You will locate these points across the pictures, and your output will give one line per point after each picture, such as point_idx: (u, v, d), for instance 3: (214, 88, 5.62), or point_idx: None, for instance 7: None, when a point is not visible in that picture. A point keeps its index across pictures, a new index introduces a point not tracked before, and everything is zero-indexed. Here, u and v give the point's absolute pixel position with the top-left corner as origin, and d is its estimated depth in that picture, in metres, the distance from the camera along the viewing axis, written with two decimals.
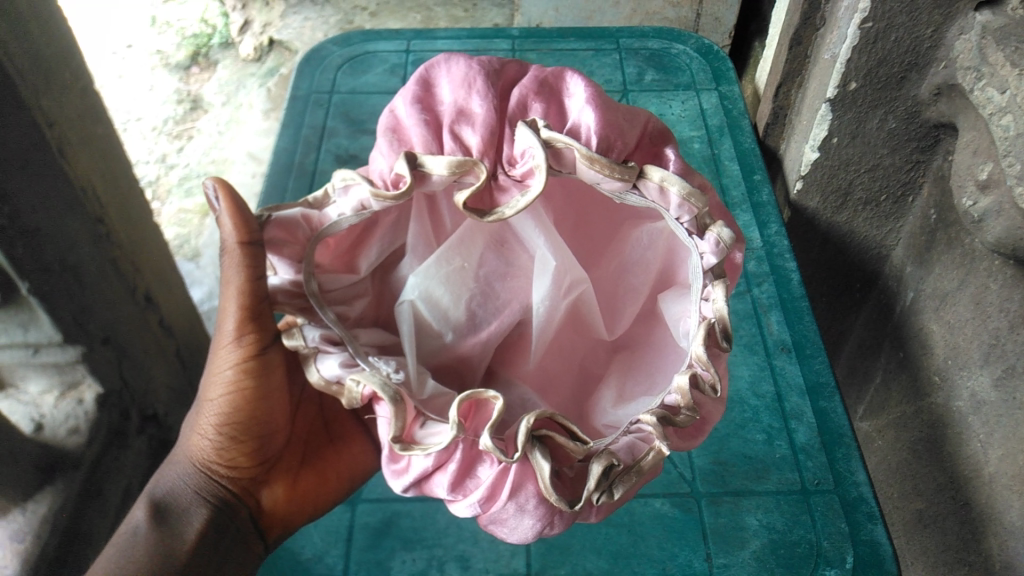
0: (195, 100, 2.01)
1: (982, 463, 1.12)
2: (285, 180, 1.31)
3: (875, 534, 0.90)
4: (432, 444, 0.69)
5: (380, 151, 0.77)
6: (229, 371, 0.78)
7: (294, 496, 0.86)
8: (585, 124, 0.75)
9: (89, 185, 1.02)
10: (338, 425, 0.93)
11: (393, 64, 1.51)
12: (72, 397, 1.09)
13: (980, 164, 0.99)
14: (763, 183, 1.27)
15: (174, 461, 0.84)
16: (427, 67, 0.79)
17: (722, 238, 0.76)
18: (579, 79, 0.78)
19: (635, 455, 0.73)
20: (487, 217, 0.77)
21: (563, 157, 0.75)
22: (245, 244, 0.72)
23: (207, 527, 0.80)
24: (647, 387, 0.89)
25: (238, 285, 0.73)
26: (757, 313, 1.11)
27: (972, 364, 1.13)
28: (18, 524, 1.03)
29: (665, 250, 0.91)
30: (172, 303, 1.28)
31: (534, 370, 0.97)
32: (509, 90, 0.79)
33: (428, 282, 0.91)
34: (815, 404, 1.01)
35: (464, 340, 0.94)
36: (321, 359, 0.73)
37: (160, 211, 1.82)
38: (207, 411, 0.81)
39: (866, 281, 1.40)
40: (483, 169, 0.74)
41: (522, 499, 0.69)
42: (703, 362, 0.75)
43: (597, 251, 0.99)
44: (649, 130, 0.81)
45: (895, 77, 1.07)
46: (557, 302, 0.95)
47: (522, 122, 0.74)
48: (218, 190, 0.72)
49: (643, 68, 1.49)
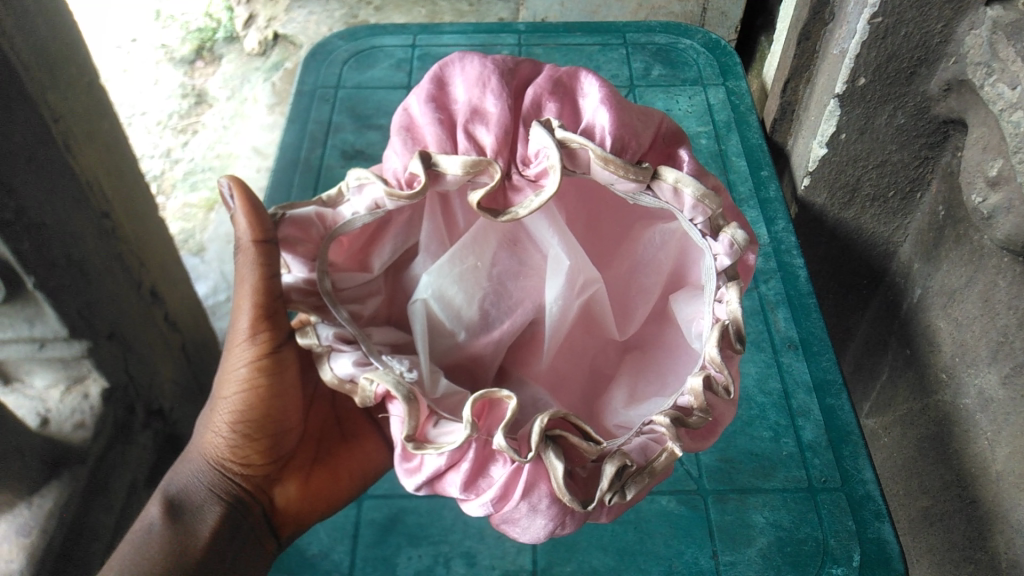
0: (200, 94, 2.01)
1: (989, 461, 1.12)
2: (290, 175, 1.31)
3: (883, 532, 0.89)
4: (446, 443, 0.69)
5: (394, 150, 0.77)
6: (244, 369, 0.78)
7: (307, 494, 0.86)
8: (600, 124, 0.75)
9: (93, 179, 1.01)
10: (350, 423, 0.92)
11: (399, 59, 1.51)
12: (78, 391, 1.09)
13: (990, 161, 0.98)
14: (770, 179, 1.26)
15: (188, 458, 0.84)
16: (441, 65, 0.78)
17: (736, 240, 0.76)
18: (593, 79, 0.78)
19: (648, 455, 0.73)
20: (500, 216, 0.77)
21: (578, 157, 0.74)
22: (261, 242, 0.72)
23: (220, 524, 0.80)
24: (659, 387, 0.89)
25: (253, 283, 0.73)
26: (765, 310, 1.10)
27: (980, 361, 1.12)
28: (25, 518, 1.03)
29: (677, 250, 0.90)
30: (178, 298, 1.28)
31: (546, 369, 0.97)
32: (523, 88, 0.78)
33: (441, 281, 0.90)
34: (822, 402, 1.00)
35: (477, 339, 0.94)
36: (335, 358, 0.73)
37: (165, 205, 1.82)
38: (221, 409, 0.81)
39: (873, 278, 1.40)
40: (498, 169, 0.73)
41: (534, 498, 0.69)
42: (716, 364, 0.75)
43: (609, 250, 0.99)
44: (663, 130, 0.80)
45: (905, 72, 1.06)
46: (569, 301, 0.94)
47: (536, 121, 0.73)
48: (234, 188, 0.73)
49: (650, 63, 1.49)
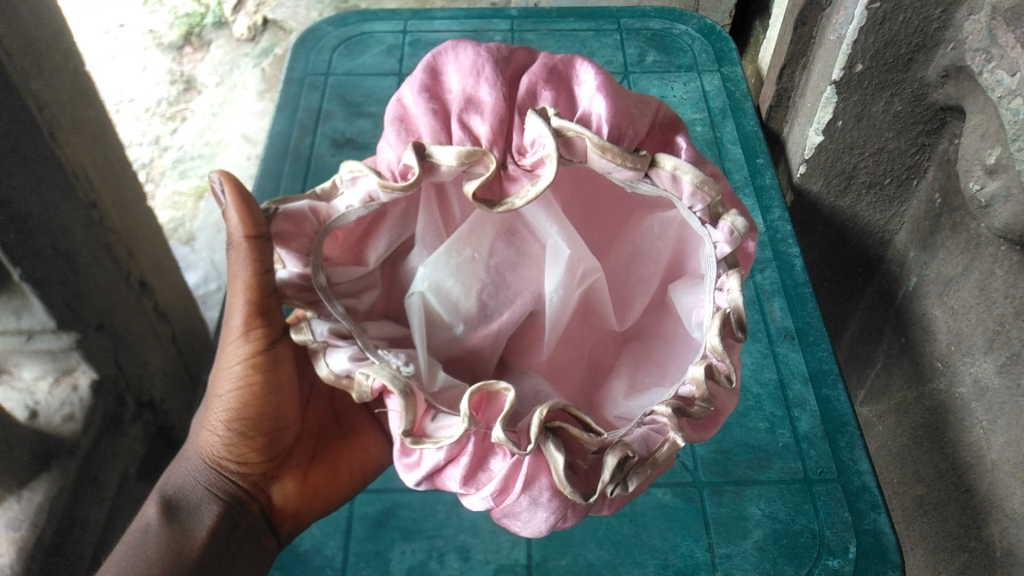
0: (188, 81, 1.98)
1: (985, 451, 1.11)
2: (280, 164, 1.29)
3: (878, 523, 0.89)
4: (443, 437, 0.68)
5: (389, 141, 0.75)
6: (238, 367, 0.77)
7: (305, 492, 0.85)
8: (596, 113, 0.73)
9: (78, 167, 0.99)
10: (349, 418, 0.91)
11: (389, 45, 1.48)
12: (67, 383, 1.07)
13: (988, 149, 0.97)
14: (766, 168, 1.25)
15: (185, 457, 0.83)
16: (434, 55, 0.77)
17: (735, 227, 0.75)
18: (589, 67, 0.76)
19: (649, 447, 0.72)
20: (496, 207, 0.76)
21: (574, 146, 0.73)
22: (252, 238, 0.71)
23: (219, 523, 0.79)
24: (660, 377, 0.88)
25: (246, 280, 0.72)
26: (760, 300, 1.09)
27: (976, 350, 1.12)
28: (14, 512, 1.01)
29: (677, 238, 0.89)
30: (165, 287, 1.26)
31: (547, 361, 0.96)
32: (517, 77, 0.77)
33: (439, 274, 0.89)
34: (818, 392, 0.99)
35: (476, 332, 0.92)
36: (331, 353, 0.71)
37: (154, 193, 1.80)
38: (216, 407, 0.79)
39: (868, 266, 1.39)
40: (493, 159, 0.72)
41: (535, 491, 0.69)
42: (718, 352, 0.74)
43: (604, 240, 0.98)
44: (658, 118, 0.79)
45: (902, 58, 1.05)
46: (569, 291, 0.93)
47: (531, 110, 0.72)
48: (224, 182, 0.72)
49: (645, 49, 1.47)
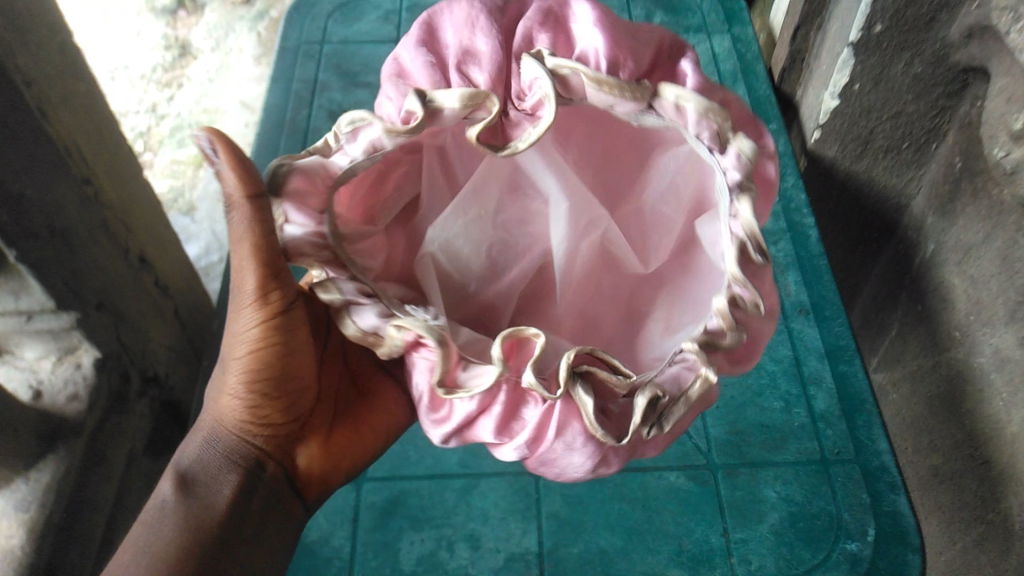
0: (183, 45, 1.90)
1: (1005, 423, 1.08)
2: (277, 139, 1.25)
3: (898, 505, 0.87)
4: (474, 385, 0.66)
5: (387, 98, 0.73)
6: (253, 330, 0.72)
7: (329, 453, 0.83)
8: (594, 50, 0.69)
9: (71, 143, 0.95)
10: (363, 375, 0.89)
11: (387, 10, 1.43)
12: (70, 361, 1.05)
13: (1013, 114, 0.92)
14: (779, 132, 1.21)
15: (201, 426, 0.79)
16: (429, 11, 0.73)
17: (743, 151, 0.70)
18: (582, 1, 0.72)
19: (682, 386, 0.69)
20: (502, 152, 0.72)
21: (572, 84, 0.70)
22: (254, 198, 0.65)
23: (242, 492, 0.75)
24: (691, 317, 0.83)
25: (253, 241, 0.66)
26: (774, 274, 1.05)
27: (996, 321, 1.08)
28: (22, 493, 0.99)
29: (694, 173, 0.84)
30: (166, 259, 1.23)
31: (569, 309, 0.94)
32: (515, 25, 0.73)
33: (444, 234, 0.88)
34: (834, 369, 0.97)
35: (487, 287, 0.92)
36: (357, 311, 0.69)
37: (153, 162, 1.76)
38: (233, 370, 0.75)
39: (886, 229, 1.34)
40: (496, 103, 0.68)
41: (569, 437, 0.68)
42: (739, 282, 0.69)
43: (611, 185, 0.94)
44: (657, 42, 0.74)
45: (923, 18, 1.01)
46: (581, 233, 0.92)
47: (526, 53, 0.68)
48: (215, 141, 0.63)
49: (652, 9, 1.41)
